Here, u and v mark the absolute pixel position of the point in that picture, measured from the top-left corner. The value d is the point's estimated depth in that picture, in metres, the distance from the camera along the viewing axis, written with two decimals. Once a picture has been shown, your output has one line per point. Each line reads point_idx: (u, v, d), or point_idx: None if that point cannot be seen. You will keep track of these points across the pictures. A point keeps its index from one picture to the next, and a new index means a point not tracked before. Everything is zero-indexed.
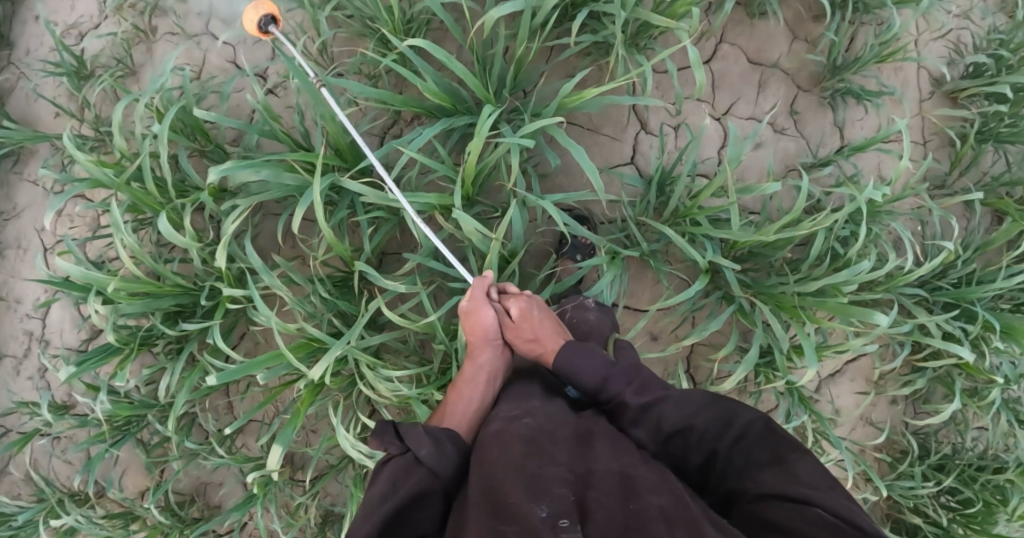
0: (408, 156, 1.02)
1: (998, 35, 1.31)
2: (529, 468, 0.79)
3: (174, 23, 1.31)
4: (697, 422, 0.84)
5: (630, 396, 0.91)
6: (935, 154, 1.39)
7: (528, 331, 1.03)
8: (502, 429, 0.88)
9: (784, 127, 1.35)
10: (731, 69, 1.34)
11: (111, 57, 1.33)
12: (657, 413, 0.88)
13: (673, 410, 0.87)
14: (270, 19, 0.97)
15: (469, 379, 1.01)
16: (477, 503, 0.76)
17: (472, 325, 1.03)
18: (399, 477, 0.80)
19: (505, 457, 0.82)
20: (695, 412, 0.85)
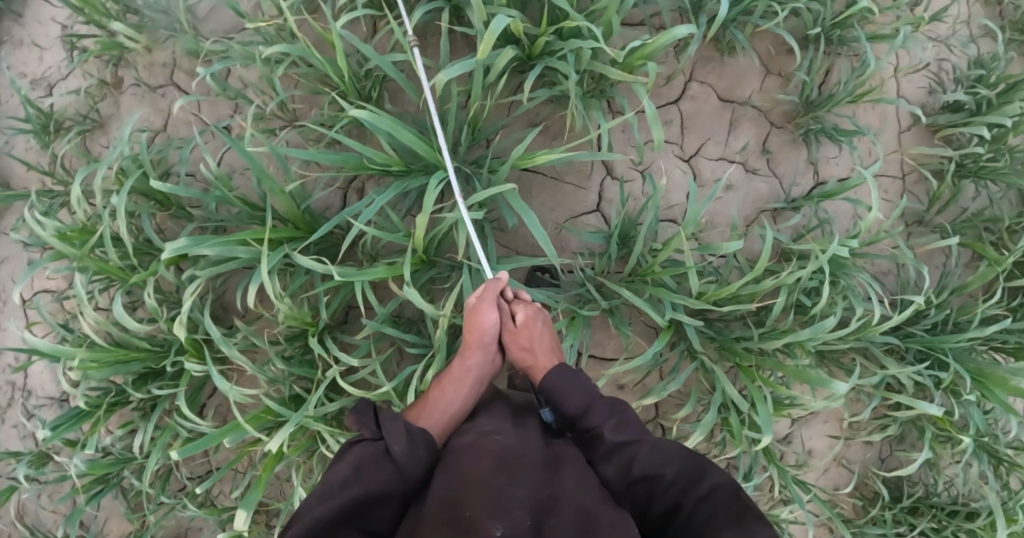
0: (358, 229, 1.02)
1: (976, 70, 1.28)
2: (493, 487, 0.80)
3: (138, 77, 1.32)
4: (669, 470, 0.84)
5: (608, 432, 0.91)
6: (913, 189, 1.37)
7: (526, 340, 1.04)
8: (474, 444, 0.89)
9: (757, 167, 1.32)
10: (701, 108, 1.31)
11: (79, 112, 1.34)
12: (630, 453, 0.88)
13: (647, 454, 0.86)
14: None
15: (456, 380, 1.01)
16: (435, 513, 0.78)
17: (475, 325, 1.01)
18: (365, 469, 0.83)
19: (472, 472, 0.83)
20: (668, 461, 0.85)
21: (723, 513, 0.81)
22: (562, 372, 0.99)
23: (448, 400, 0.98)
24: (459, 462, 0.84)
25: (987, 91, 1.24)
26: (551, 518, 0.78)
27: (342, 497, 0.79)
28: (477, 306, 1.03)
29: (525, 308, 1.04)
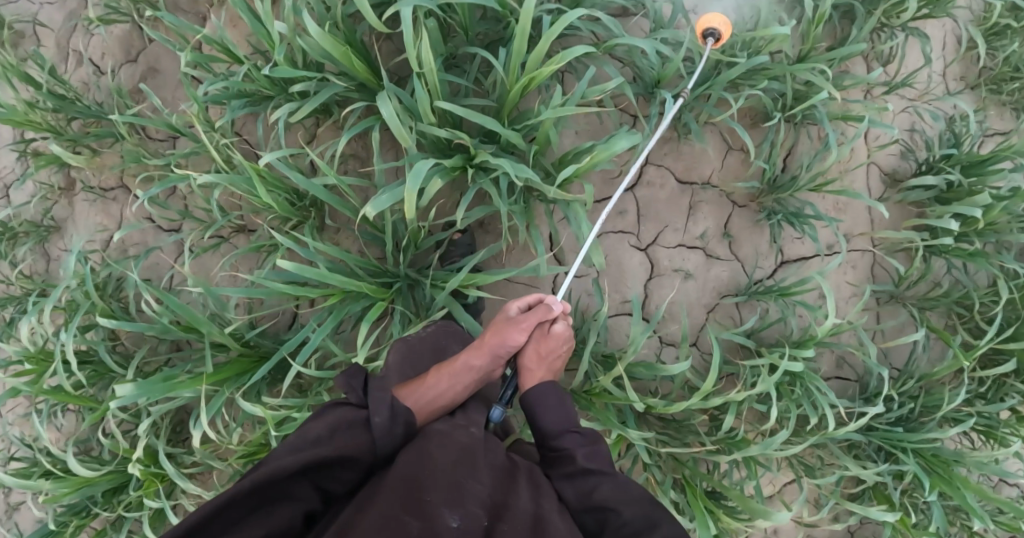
0: (298, 366, 1.02)
1: (947, 147, 1.27)
2: (458, 474, 0.74)
3: (88, 181, 1.32)
4: (626, 510, 0.80)
5: (580, 456, 0.86)
6: (882, 265, 1.34)
7: (546, 351, 0.98)
8: (446, 434, 0.84)
9: (717, 251, 1.29)
10: (657, 195, 1.27)
11: (35, 217, 1.34)
12: (594, 481, 0.84)
13: (610, 489, 0.82)
14: None
15: (454, 370, 0.95)
16: (394, 484, 0.73)
17: (501, 330, 0.96)
18: (341, 428, 0.78)
19: (439, 458, 0.78)
20: (629, 501, 0.81)
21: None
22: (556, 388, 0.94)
23: (442, 387, 0.91)
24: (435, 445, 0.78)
25: (957, 173, 1.23)
26: (506, 521, 0.72)
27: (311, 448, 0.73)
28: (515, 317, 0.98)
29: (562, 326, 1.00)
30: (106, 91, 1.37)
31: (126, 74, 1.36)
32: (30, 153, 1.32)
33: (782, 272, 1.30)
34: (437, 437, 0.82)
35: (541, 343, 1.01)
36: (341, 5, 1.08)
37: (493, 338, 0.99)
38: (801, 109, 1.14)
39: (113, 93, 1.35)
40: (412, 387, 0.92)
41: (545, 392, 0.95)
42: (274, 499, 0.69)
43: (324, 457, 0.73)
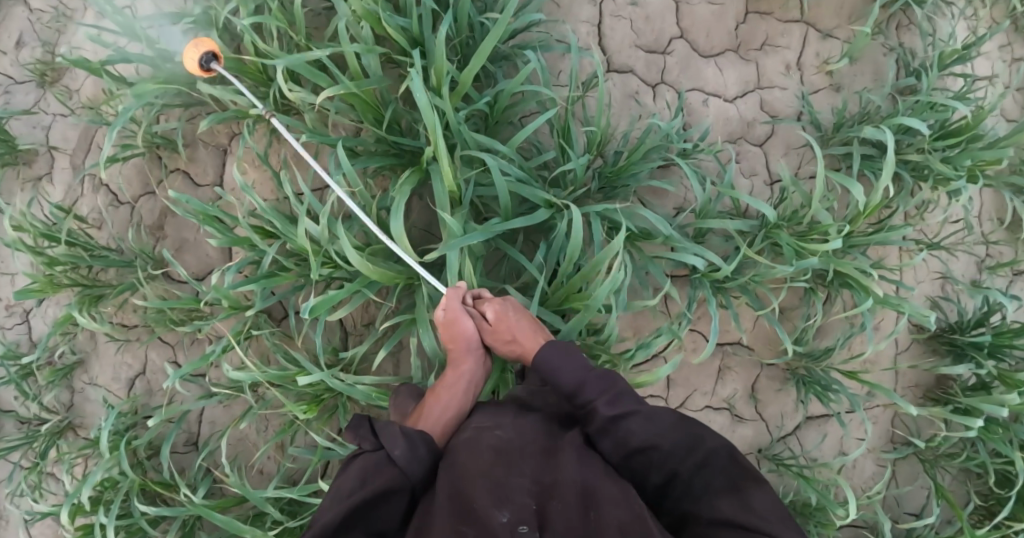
0: None
1: (980, 320, 1.27)
2: (494, 476, 0.79)
3: (112, 321, 1.30)
4: (663, 443, 0.84)
5: (602, 408, 0.88)
6: (905, 422, 1.35)
7: (506, 331, 1.00)
8: (473, 439, 0.88)
9: (743, 413, 1.30)
10: (687, 358, 1.28)
11: (58, 351, 1.32)
12: (624, 428, 0.86)
13: (641, 427, 0.86)
14: (210, 56, 1.03)
15: (449, 384, 0.99)
16: (445, 504, 0.77)
17: (452, 335, 1.00)
18: (370, 472, 0.80)
19: (473, 465, 0.82)
20: (662, 433, 0.84)
21: (719, 478, 0.81)
22: (551, 352, 0.96)
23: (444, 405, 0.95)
24: (459, 456, 0.82)
25: (989, 364, 1.23)
26: (555, 499, 0.77)
27: (350, 499, 0.77)
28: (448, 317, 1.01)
29: (495, 306, 1.01)
30: (125, 222, 1.33)
31: (147, 207, 1.32)
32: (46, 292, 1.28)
33: (806, 436, 1.31)
34: (463, 445, 0.86)
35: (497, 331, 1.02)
36: (379, 195, 1.05)
37: (457, 345, 1.01)
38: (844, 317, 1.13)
39: (134, 227, 1.31)
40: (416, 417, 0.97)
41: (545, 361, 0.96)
42: None
43: (362, 505, 0.76)
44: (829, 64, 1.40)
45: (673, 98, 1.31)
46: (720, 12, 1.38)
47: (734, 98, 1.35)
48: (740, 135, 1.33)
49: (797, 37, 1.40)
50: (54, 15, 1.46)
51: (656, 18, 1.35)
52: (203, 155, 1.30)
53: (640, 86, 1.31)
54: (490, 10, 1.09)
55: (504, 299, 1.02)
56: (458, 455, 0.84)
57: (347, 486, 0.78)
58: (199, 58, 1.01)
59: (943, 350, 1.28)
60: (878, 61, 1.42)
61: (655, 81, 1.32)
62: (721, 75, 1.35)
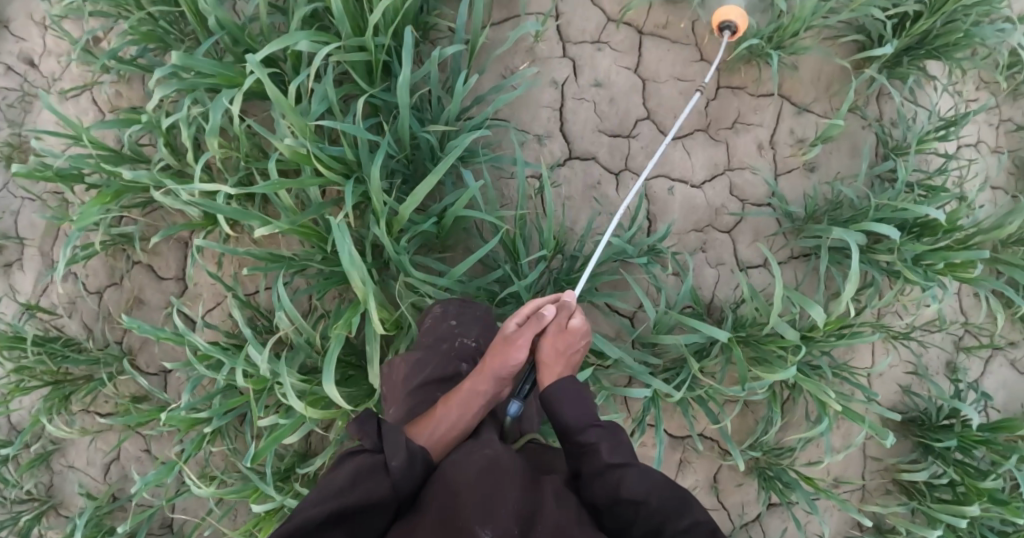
0: None
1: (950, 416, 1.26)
2: (482, 495, 0.73)
3: (84, 414, 1.32)
4: (654, 498, 0.77)
5: (604, 449, 0.84)
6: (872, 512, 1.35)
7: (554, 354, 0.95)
8: (464, 456, 0.83)
9: (705, 504, 1.30)
10: (649, 453, 1.28)
11: (37, 439, 1.35)
12: (619, 474, 0.80)
13: (636, 477, 0.79)
14: None
15: (465, 402, 0.92)
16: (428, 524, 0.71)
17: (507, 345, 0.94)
18: (361, 474, 0.74)
19: (462, 482, 0.77)
20: (654, 489, 0.78)
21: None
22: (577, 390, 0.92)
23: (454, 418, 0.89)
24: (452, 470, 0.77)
25: (954, 470, 1.21)
26: None
27: (336, 499, 0.70)
28: (516, 334, 0.96)
29: (571, 325, 0.96)
30: (92, 313, 1.35)
31: (113, 298, 1.34)
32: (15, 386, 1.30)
33: (769, 525, 1.31)
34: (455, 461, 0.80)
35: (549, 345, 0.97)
36: (325, 323, 1.05)
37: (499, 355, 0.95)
38: (793, 436, 1.15)
39: (100, 319, 1.33)
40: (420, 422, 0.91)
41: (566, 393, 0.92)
42: None
43: (348, 507, 0.69)
44: (803, 142, 1.36)
45: (637, 186, 1.28)
46: (689, 90, 1.34)
47: (701, 182, 1.31)
48: (707, 223, 1.30)
49: (771, 113, 1.36)
50: (19, 95, 1.46)
51: (621, 100, 1.31)
52: (165, 249, 1.32)
53: (602, 176, 1.28)
54: (436, 124, 1.08)
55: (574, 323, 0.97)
56: (449, 471, 0.79)
57: (338, 482, 0.71)
58: None
59: (921, 469, 1.26)
60: (855, 136, 1.38)
61: (618, 168, 1.29)
62: (688, 158, 1.31)
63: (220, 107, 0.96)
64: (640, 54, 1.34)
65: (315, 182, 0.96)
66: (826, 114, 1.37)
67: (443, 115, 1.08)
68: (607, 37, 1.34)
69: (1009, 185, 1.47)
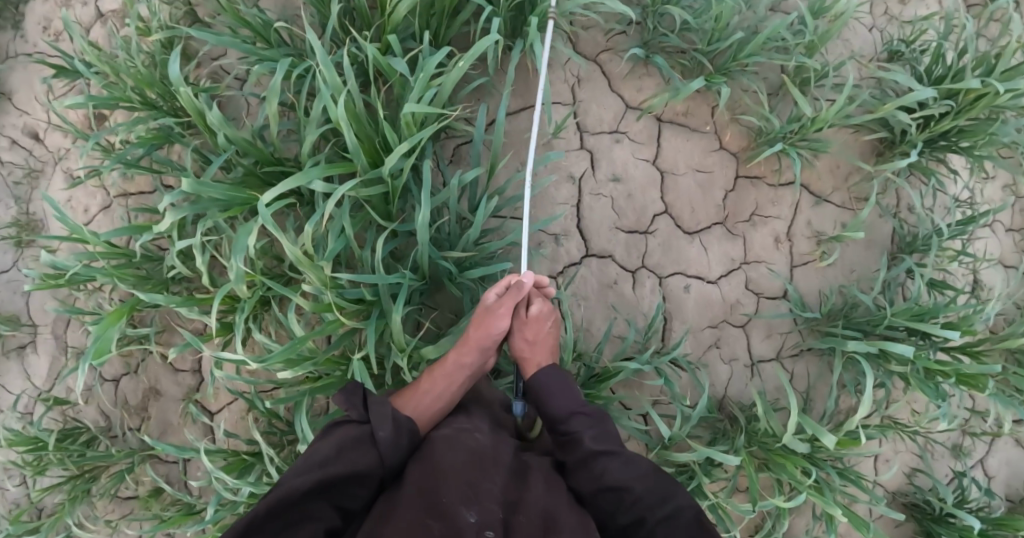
0: None
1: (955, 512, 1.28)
2: (468, 474, 0.84)
3: (102, 506, 1.32)
4: (635, 487, 0.88)
5: (587, 439, 0.95)
6: None
7: (532, 335, 1.07)
8: (452, 438, 0.93)
9: None
10: None
11: (56, 528, 1.35)
12: (601, 465, 0.91)
13: (617, 467, 0.90)
14: None
15: (448, 377, 1.03)
16: (413, 491, 0.82)
17: (485, 322, 1.04)
18: (352, 450, 0.85)
19: (449, 460, 0.87)
20: (636, 477, 0.89)
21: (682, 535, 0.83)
22: (559, 377, 1.03)
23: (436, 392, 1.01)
24: (438, 450, 0.88)
25: None
26: (519, 512, 0.81)
27: (325, 469, 0.81)
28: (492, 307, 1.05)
29: (541, 307, 1.08)
30: (109, 402, 1.34)
31: (130, 387, 1.34)
32: (33, 477, 1.31)
33: None
34: (444, 443, 0.91)
35: (527, 328, 1.09)
36: None
37: (479, 335, 1.04)
38: None
39: (117, 410, 1.33)
40: (409, 396, 1.03)
41: (549, 380, 1.03)
42: (298, 521, 0.77)
43: (338, 475, 0.80)
44: (820, 234, 1.35)
45: (654, 285, 1.28)
46: (707, 183, 1.32)
47: (717, 278, 1.31)
48: (722, 318, 1.31)
49: (788, 205, 1.35)
50: (25, 172, 1.44)
51: (638, 196, 1.29)
52: (181, 341, 1.32)
53: (618, 275, 1.27)
54: (454, 251, 1.08)
55: (549, 308, 1.09)
56: (434, 450, 0.89)
57: (326, 454, 0.82)
58: None
59: None
60: (871, 227, 1.38)
61: (635, 266, 1.28)
62: (705, 254, 1.31)
63: (239, 251, 0.95)
64: (659, 145, 1.32)
65: (336, 329, 0.97)
66: (844, 204, 1.37)
67: (461, 241, 1.08)
68: (625, 127, 1.32)
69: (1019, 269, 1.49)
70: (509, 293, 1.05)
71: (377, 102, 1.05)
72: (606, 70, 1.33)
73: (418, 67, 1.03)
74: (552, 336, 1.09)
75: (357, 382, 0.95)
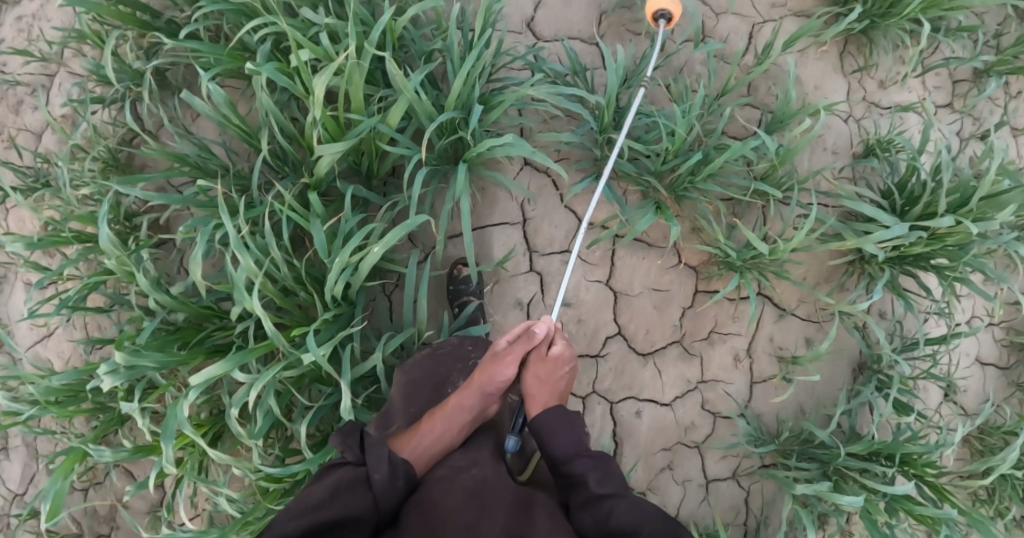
0: None
1: None
2: (467, 521, 0.81)
3: None
4: (645, 530, 0.79)
5: (592, 481, 0.87)
6: None
7: (539, 374, 1.02)
8: (449, 480, 0.89)
9: None
10: None
11: None
12: (608, 506, 0.83)
13: (626, 510, 0.82)
14: (665, 15, 1.14)
15: (450, 414, 0.99)
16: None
17: (489, 366, 0.99)
18: (339, 490, 0.82)
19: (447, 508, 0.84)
20: (649, 521, 0.80)
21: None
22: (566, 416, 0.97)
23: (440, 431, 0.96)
24: (433, 494, 0.84)
25: None
26: None
27: (315, 514, 0.77)
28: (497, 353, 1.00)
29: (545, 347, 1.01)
30: (78, 510, 1.39)
31: (98, 497, 1.38)
32: None
33: None
34: (440, 487, 0.88)
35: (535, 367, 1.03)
36: None
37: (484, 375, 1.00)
38: None
39: (86, 519, 1.38)
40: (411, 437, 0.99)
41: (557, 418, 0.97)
42: None
43: (327, 521, 0.78)
44: (782, 350, 1.31)
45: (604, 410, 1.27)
46: (663, 303, 1.28)
47: (671, 401, 1.29)
48: (676, 440, 1.29)
49: (750, 320, 1.30)
50: None
51: (589, 319, 1.26)
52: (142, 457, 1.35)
53: (568, 402, 1.26)
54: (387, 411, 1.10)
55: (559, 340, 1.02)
56: (431, 493, 0.87)
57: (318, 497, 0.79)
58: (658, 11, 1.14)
59: None
60: (838, 340, 1.33)
61: (585, 392, 1.26)
62: (659, 377, 1.29)
63: (170, 436, 0.98)
64: (613, 264, 1.27)
65: (262, 508, 1.03)
66: (810, 317, 1.32)
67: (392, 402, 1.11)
68: (576, 246, 1.26)
69: (998, 368, 1.44)
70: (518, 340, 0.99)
71: (301, 266, 1.04)
72: (558, 181, 1.27)
73: (339, 235, 1.00)
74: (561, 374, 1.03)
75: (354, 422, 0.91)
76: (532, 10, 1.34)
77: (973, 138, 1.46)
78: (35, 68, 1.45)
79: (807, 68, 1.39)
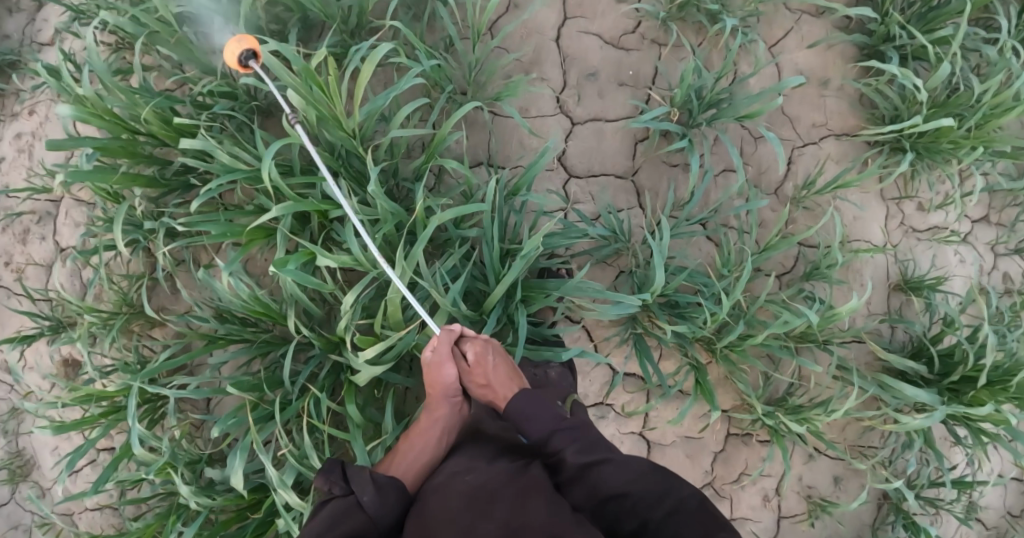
0: None
1: None
2: (460, 521, 0.80)
3: None
4: (634, 489, 0.82)
5: (570, 453, 0.89)
6: None
7: (482, 376, 1.01)
8: (442, 486, 0.89)
9: None
10: None
11: None
12: (596, 475, 0.86)
13: (611, 473, 0.85)
14: (250, 53, 0.96)
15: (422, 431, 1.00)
16: None
17: (434, 377, 1.00)
18: (336, 519, 0.82)
19: (442, 512, 0.83)
20: (632, 480, 0.83)
21: (689, 529, 0.77)
22: (530, 398, 0.98)
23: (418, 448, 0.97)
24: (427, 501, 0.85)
25: None
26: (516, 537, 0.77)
27: None
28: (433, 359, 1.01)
29: (475, 348, 1.01)
30: None
31: None
32: None
33: None
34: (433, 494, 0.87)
35: (475, 373, 1.02)
36: None
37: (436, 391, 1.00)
38: None
39: None
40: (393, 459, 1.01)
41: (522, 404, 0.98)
42: None
43: None
44: (811, 489, 1.32)
45: None
46: (695, 449, 1.29)
47: None
48: None
49: (780, 462, 1.31)
50: (9, 407, 1.42)
51: None
52: None
53: None
54: None
55: (484, 341, 1.01)
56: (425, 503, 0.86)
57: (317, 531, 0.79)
58: (239, 55, 0.95)
59: None
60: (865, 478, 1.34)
61: None
62: None
63: None
64: (645, 415, 1.27)
65: None
66: (838, 455, 1.33)
67: None
68: (610, 398, 1.26)
69: (1019, 484, 1.41)
70: (439, 344, 0.99)
71: None
72: (596, 334, 1.26)
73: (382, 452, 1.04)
74: (501, 364, 1.02)
75: (334, 455, 0.91)
76: (564, 142, 1.30)
77: (1007, 254, 1.42)
78: (39, 196, 1.39)
79: (846, 194, 1.36)
